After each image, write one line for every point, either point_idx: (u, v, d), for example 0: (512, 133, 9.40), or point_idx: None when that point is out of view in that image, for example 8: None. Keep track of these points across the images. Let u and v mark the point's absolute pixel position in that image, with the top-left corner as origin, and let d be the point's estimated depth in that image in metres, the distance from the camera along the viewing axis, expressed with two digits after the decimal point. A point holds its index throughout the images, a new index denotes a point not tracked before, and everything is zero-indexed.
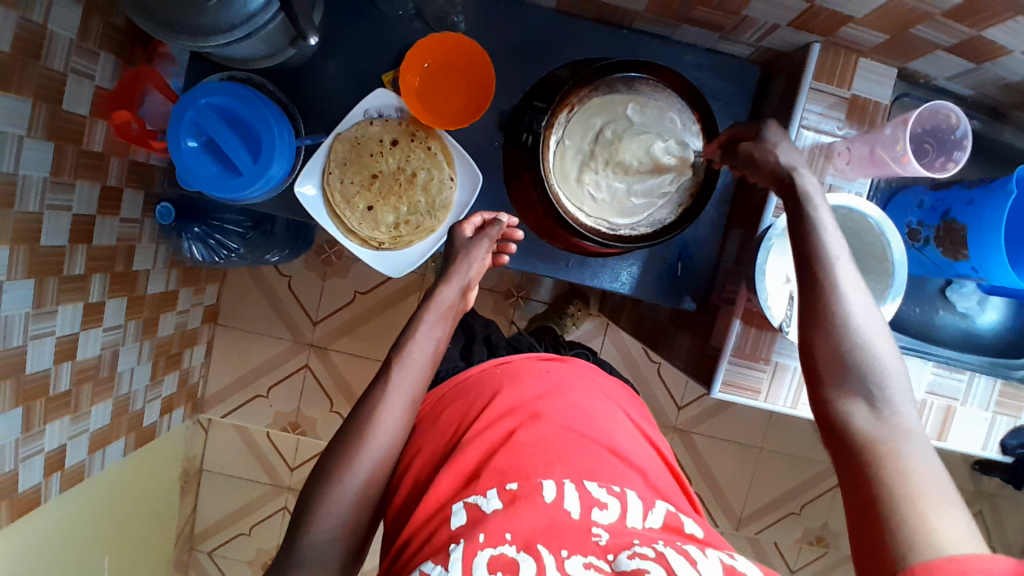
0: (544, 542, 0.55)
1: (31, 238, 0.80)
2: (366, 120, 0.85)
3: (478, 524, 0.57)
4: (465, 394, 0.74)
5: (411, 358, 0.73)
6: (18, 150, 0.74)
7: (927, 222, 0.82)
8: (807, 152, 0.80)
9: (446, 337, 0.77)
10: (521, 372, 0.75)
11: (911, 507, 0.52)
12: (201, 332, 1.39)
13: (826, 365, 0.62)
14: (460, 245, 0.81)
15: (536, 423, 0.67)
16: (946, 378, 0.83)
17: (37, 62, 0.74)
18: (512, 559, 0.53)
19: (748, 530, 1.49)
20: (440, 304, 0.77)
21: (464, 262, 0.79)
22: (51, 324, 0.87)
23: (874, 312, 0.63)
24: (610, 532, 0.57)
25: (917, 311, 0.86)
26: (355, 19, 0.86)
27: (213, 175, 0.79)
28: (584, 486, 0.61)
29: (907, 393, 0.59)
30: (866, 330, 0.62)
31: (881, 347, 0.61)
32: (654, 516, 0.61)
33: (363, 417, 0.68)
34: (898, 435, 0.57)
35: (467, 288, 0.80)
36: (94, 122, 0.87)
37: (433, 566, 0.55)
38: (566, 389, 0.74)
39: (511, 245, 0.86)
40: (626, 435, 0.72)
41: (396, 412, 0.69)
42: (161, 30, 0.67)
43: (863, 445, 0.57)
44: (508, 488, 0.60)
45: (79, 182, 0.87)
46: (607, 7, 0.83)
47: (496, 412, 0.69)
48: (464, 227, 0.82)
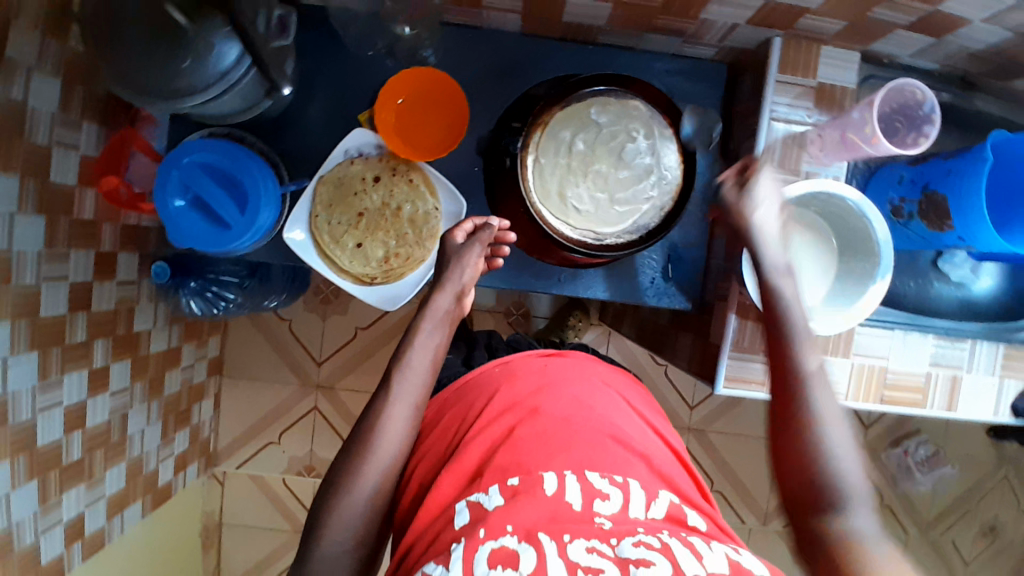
0: (545, 532, 0.56)
1: (31, 311, 0.81)
2: (348, 160, 0.87)
3: (480, 519, 0.58)
4: (467, 395, 0.74)
5: (411, 367, 0.73)
6: (10, 228, 0.76)
7: (909, 197, 0.82)
8: (781, 144, 0.81)
9: (445, 344, 0.77)
10: (519, 368, 0.75)
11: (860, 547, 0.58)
12: (208, 385, 1.40)
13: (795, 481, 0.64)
14: (451, 252, 0.80)
15: (535, 417, 0.67)
16: (947, 349, 0.83)
17: (21, 138, 0.76)
18: (514, 551, 0.54)
19: (777, 523, 1.47)
20: (437, 311, 0.77)
21: (457, 268, 0.79)
22: (58, 394, 0.88)
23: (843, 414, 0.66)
24: (613, 521, 0.58)
25: (913, 286, 0.86)
26: (329, 64, 0.89)
27: (203, 231, 0.80)
28: (585, 477, 0.61)
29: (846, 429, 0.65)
30: (832, 434, 0.64)
31: (848, 456, 0.63)
32: (657, 506, 0.61)
33: (367, 428, 0.69)
34: (865, 538, 0.59)
35: (463, 292, 0.80)
36: (84, 190, 0.89)
37: (436, 566, 0.55)
38: (563, 379, 0.74)
39: (505, 249, 0.85)
40: (629, 422, 0.72)
41: (401, 423, 0.70)
42: (139, 96, 0.69)
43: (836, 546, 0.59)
44: (510, 483, 0.60)
45: (74, 250, 0.88)
46: (571, 25, 0.85)
47: (493, 410, 0.69)
48: (456, 234, 0.81)
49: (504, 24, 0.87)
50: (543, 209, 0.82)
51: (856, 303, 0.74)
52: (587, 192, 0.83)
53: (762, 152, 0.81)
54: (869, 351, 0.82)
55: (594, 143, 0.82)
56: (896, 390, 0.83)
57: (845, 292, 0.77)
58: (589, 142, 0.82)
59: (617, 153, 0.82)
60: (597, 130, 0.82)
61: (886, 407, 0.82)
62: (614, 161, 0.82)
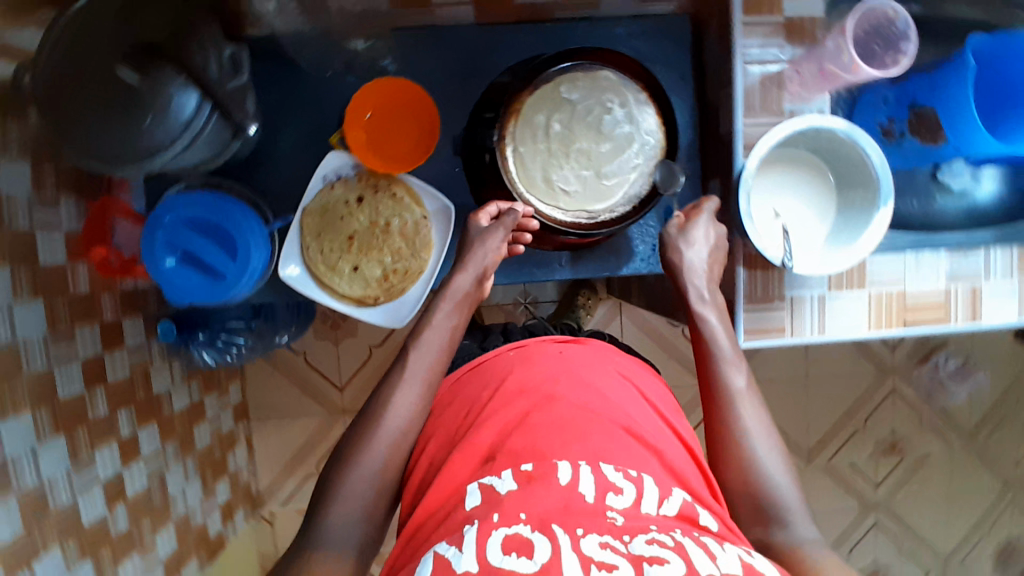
0: (559, 522, 0.53)
1: (50, 396, 0.82)
2: (327, 186, 0.85)
3: (494, 505, 0.56)
4: (482, 383, 0.74)
5: (426, 346, 0.76)
6: (11, 318, 0.76)
7: (898, 116, 0.81)
8: (759, 87, 0.79)
9: (462, 324, 0.80)
10: (534, 355, 0.75)
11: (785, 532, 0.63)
12: (237, 432, 1.40)
13: (743, 499, 0.67)
14: (475, 234, 0.82)
15: (551, 404, 0.67)
16: (963, 260, 0.82)
17: (2, 227, 0.76)
18: (527, 539, 0.52)
19: (823, 458, 1.44)
20: (456, 292, 0.80)
21: (479, 250, 0.81)
22: (93, 471, 0.88)
23: (772, 432, 0.71)
24: (626, 515, 0.55)
25: (916, 204, 0.84)
26: (290, 94, 0.87)
27: (199, 286, 0.80)
28: (600, 469, 0.59)
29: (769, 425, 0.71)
30: (763, 448, 0.68)
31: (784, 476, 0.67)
32: (670, 504, 0.59)
33: (382, 401, 0.71)
34: (807, 545, 0.62)
35: (484, 274, 0.82)
36: (75, 265, 0.88)
37: (448, 547, 0.53)
38: (581, 367, 0.73)
39: (526, 236, 0.85)
40: (644, 415, 0.70)
41: (411, 399, 0.72)
42: (111, 164, 0.67)
43: (785, 555, 0.62)
44: (524, 468, 0.60)
45: (78, 328, 0.88)
46: (525, 7, 0.83)
47: (506, 399, 0.69)
48: (481, 217, 0.83)
49: (456, 19, 0.85)
50: (531, 198, 0.82)
51: (860, 238, 0.73)
52: (572, 173, 0.81)
53: (742, 99, 0.79)
54: (883, 279, 0.81)
55: (570, 121, 0.81)
56: (918, 312, 0.81)
57: (848, 226, 0.75)
58: (565, 121, 0.81)
59: (595, 127, 0.81)
60: (570, 108, 0.81)
61: (911, 330, 0.81)
62: (594, 135, 0.81)
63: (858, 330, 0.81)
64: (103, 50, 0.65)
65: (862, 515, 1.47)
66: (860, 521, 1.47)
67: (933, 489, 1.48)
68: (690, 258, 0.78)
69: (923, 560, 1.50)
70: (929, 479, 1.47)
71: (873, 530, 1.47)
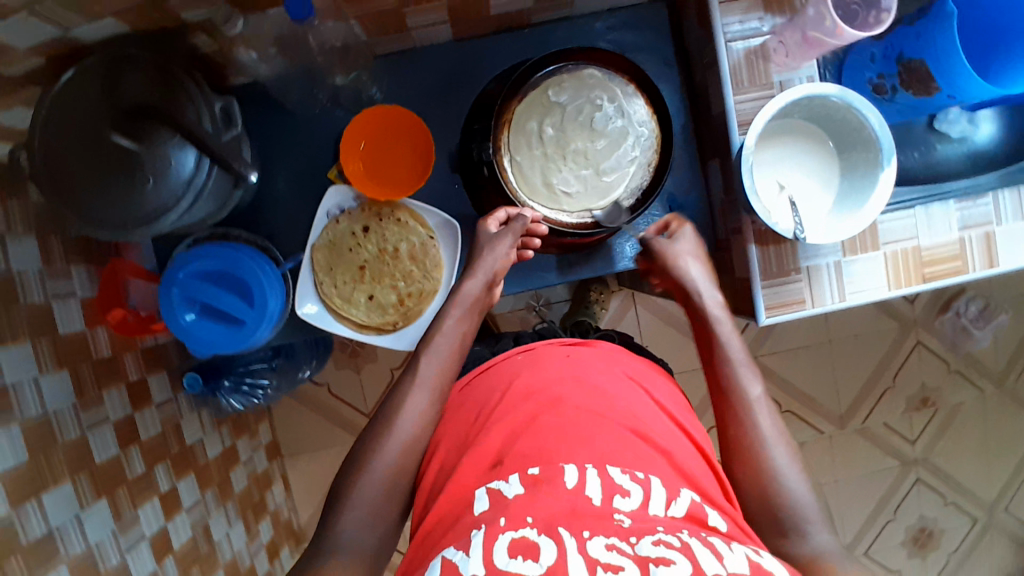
0: (565, 525, 0.54)
1: (86, 463, 0.82)
2: (332, 221, 0.86)
3: (501, 508, 0.57)
4: (489, 385, 0.74)
5: (437, 350, 0.76)
6: (38, 391, 0.77)
7: (887, 72, 0.81)
8: (745, 62, 0.78)
9: (472, 330, 0.80)
10: (542, 357, 0.75)
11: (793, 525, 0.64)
12: (273, 471, 1.41)
13: (757, 506, 0.66)
14: (483, 240, 0.82)
15: (557, 407, 0.67)
16: (972, 208, 0.81)
17: (19, 303, 0.76)
18: (534, 542, 0.52)
19: (857, 421, 1.44)
20: (466, 297, 0.79)
21: (488, 257, 0.81)
22: (138, 530, 0.89)
23: (790, 443, 0.70)
24: (634, 518, 0.56)
25: (916, 156, 0.84)
26: (282, 135, 0.88)
27: (221, 335, 0.80)
28: (607, 471, 0.60)
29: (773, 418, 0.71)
30: (781, 458, 0.68)
31: (793, 467, 0.68)
32: (677, 505, 0.58)
33: (392, 408, 0.71)
34: (824, 559, 0.61)
35: (493, 277, 0.81)
36: (95, 330, 0.89)
37: (456, 551, 0.54)
38: (589, 370, 0.73)
39: (535, 241, 0.83)
40: (653, 415, 0.70)
41: (421, 407, 0.71)
42: (119, 232, 0.68)
43: (801, 567, 0.61)
44: (530, 472, 0.60)
45: (106, 391, 0.89)
46: (500, 16, 0.84)
47: (511, 401, 0.69)
48: (489, 223, 0.82)
49: (435, 38, 0.85)
50: (533, 205, 0.82)
51: (868, 200, 0.73)
52: (572, 173, 0.81)
53: (730, 77, 0.78)
54: (896, 236, 0.81)
55: (561, 123, 0.81)
56: (935, 265, 0.81)
57: (854, 188, 0.75)
58: (556, 124, 0.81)
59: (588, 125, 0.81)
60: (559, 110, 0.81)
61: (931, 285, 0.81)
62: (588, 133, 0.81)
63: (879, 291, 0.81)
64: (96, 124, 0.66)
65: (904, 472, 1.46)
66: (902, 478, 1.46)
67: (970, 437, 1.47)
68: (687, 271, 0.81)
69: (969, 509, 1.49)
70: (965, 427, 1.47)
71: (916, 486, 1.47)
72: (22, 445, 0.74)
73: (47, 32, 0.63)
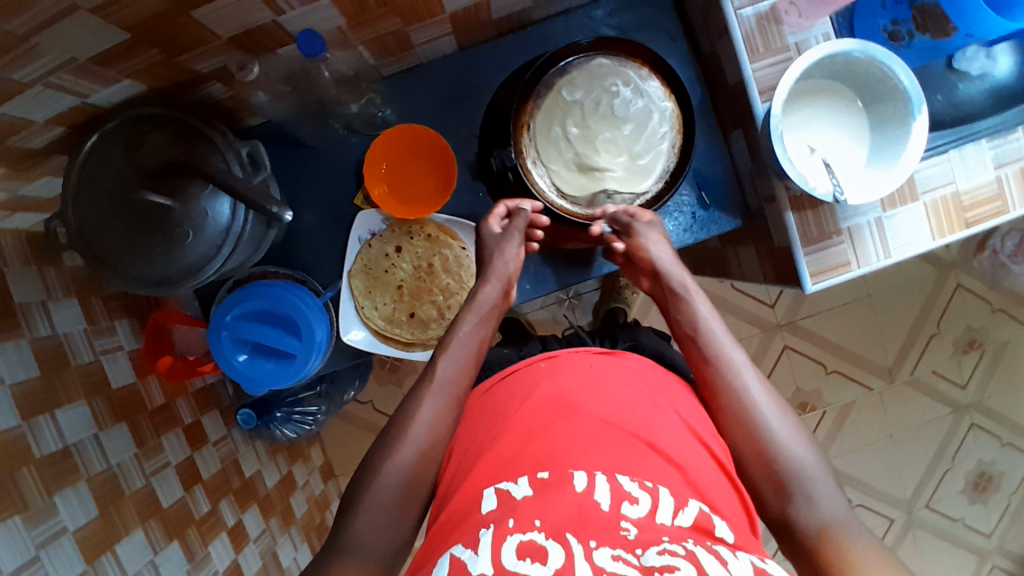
0: (573, 531, 0.54)
1: (155, 508, 0.84)
2: (364, 245, 0.87)
3: (510, 509, 0.57)
4: (511, 391, 0.72)
5: (453, 349, 0.76)
6: (100, 446, 0.79)
7: (900, 18, 0.78)
8: (757, 29, 0.77)
9: (489, 336, 0.80)
10: (564, 366, 0.72)
11: (800, 497, 0.64)
12: (330, 492, 1.42)
13: (760, 471, 0.66)
14: (491, 241, 0.83)
15: (572, 417, 0.65)
16: (1004, 146, 0.79)
17: (70, 365, 0.78)
18: (542, 545, 0.52)
19: (905, 372, 1.43)
20: (482, 303, 0.80)
21: (499, 260, 0.82)
22: (211, 565, 0.91)
23: (781, 403, 0.71)
24: (639, 526, 0.55)
25: (939, 99, 0.80)
26: (302, 168, 0.89)
27: (275, 371, 0.81)
28: (616, 478, 0.59)
29: (772, 395, 0.71)
30: (775, 422, 0.68)
31: (796, 440, 0.67)
32: (685, 514, 0.57)
33: (405, 414, 0.70)
34: (835, 526, 0.61)
35: (509, 282, 0.82)
36: (146, 381, 0.91)
37: (464, 549, 0.54)
38: (605, 381, 0.70)
39: (538, 233, 0.86)
40: (670, 424, 0.67)
41: (437, 415, 0.71)
42: (164, 288, 0.70)
43: (811, 534, 0.62)
44: (540, 475, 0.59)
45: (165, 437, 0.91)
46: (501, 19, 0.83)
47: (533, 407, 0.67)
48: (492, 223, 0.84)
49: (438, 50, 0.85)
50: (604, 201, 0.84)
51: (905, 152, 0.71)
52: (596, 166, 0.81)
53: (743, 47, 0.77)
54: (933, 184, 0.79)
55: (579, 117, 0.80)
56: (976, 209, 0.79)
57: (887, 141, 0.73)
58: (574, 119, 0.80)
59: (610, 114, 0.80)
60: (574, 104, 0.80)
61: (974, 230, 0.79)
62: (613, 121, 0.80)
63: (922, 242, 0.79)
64: (127, 185, 0.67)
65: (958, 418, 1.45)
66: (957, 425, 1.45)
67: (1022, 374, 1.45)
68: (657, 254, 0.82)
69: None
70: (1015, 365, 1.44)
71: (972, 431, 1.45)
72: (91, 500, 0.75)
73: (65, 103, 0.63)
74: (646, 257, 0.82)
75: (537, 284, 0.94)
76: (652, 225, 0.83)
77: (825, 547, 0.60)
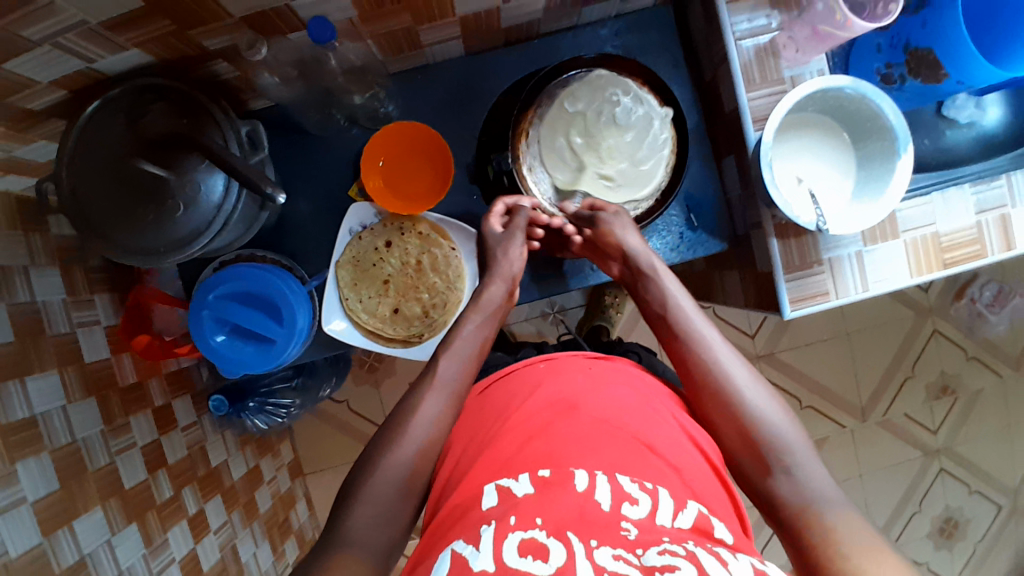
0: (574, 530, 0.54)
1: (117, 487, 0.83)
2: (355, 237, 0.88)
3: (510, 506, 0.56)
4: (510, 391, 0.72)
5: (456, 349, 0.77)
6: (67, 419, 0.78)
7: (894, 61, 0.81)
8: (756, 60, 0.79)
9: (492, 338, 0.80)
10: (562, 368, 0.73)
11: (781, 471, 0.65)
12: (296, 490, 1.40)
13: (741, 449, 0.68)
14: (494, 242, 0.83)
15: (572, 415, 0.65)
16: (987, 192, 0.82)
17: (45, 334, 0.77)
18: (543, 543, 0.52)
19: (878, 413, 1.44)
20: (488, 304, 0.81)
21: (505, 261, 0.83)
22: (168, 552, 0.88)
23: (759, 379, 0.72)
24: (640, 527, 0.55)
25: (927, 143, 0.84)
26: (300, 157, 0.90)
27: (252, 354, 0.81)
28: (616, 479, 0.58)
29: (749, 373, 0.72)
30: (753, 397, 0.70)
31: (775, 412, 0.69)
32: (685, 515, 0.57)
33: (403, 413, 0.71)
34: (815, 498, 0.62)
35: (513, 282, 0.83)
36: (120, 358, 0.90)
37: (465, 546, 0.54)
38: (604, 385, 0.70)
39: (539, 231, 0.86)
40: (668, 429, 0.67)
41: (434, 412, 0.71)
42: (153, 258, 0.69)
43: (795, 510, 0.62)
44: (541, 474, 0.59)
45: (133, 417, 0.89)
46: (509, 29, 0.85)
47: (532, 406, 0.68)
48: (493, 222, 0.84)
49: (446, 53, 0.87)
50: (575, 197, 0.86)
51: (888, 188, 0.74)
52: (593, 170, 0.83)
53: (741, 75, 0.79)
54: (915, 224, 0.81)
55: (578, 122, 0.82)
56: (955, 251, 0.82)
57: (872, 176, 0.76)
58: (574, 123, 0.82)
59: (612, 123, 0.81)
60: (573, 108, 0.82)
61: (950, 271, 0.82)
62: (615, 129, 0.82)
63: (901, 279, 0.81)
64: (125, 155, 0.67)
65: (927, 462, 1.46)
66: (926, 469, 1.46)
67: (992, 423, 1.47)
68: (625, 240, 0.81)
69: (993, 497, 1.49)
70: (986, 414, 1.47)
71: (941, 476, 1.47)
72: (53, 472, 0.74)
73: (71, 66, 0.64)
74: (614, 243, 0.81)
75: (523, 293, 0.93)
76: (623, 220, 0.82)
77: (807, 522, 0.61)
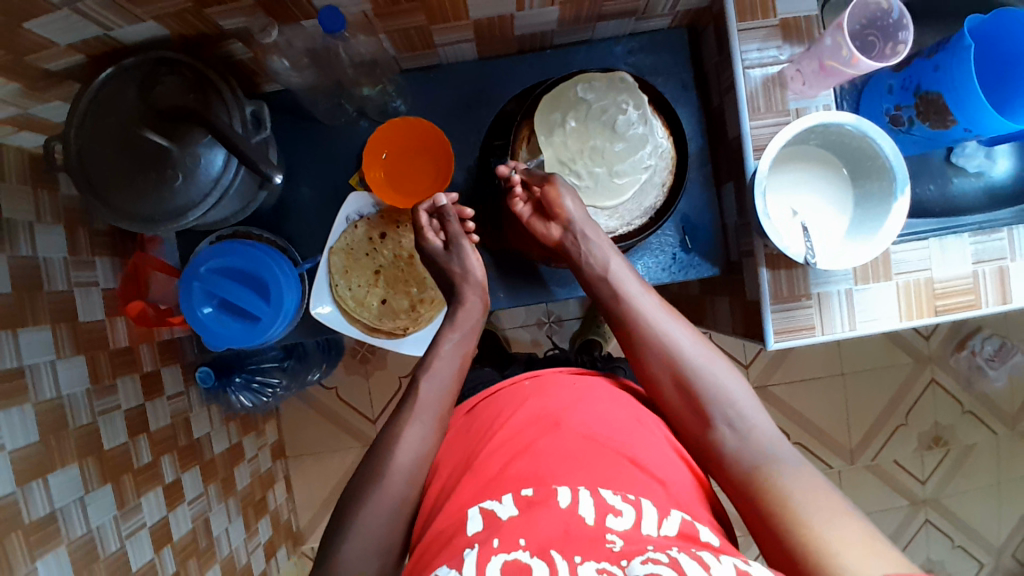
0: (558, 548, 0.53)
1: (95, 447, 0.84)
2: (351, 225, 0.89)
3: (495, 529, 0.56)
4: (495, 411, 0.72)
5: (437, 370, 0.76)
6: (54, 375, 0.79)
7: (904, 103, 0.80)
8: (762, 90, 0.80)
9: (473, 352, 0.81)
10: (549, 385, 0.73)
11: (730, 428, 0.67)
12: (277, 471, 1.41)
13: (690, 412, 0.70)
14: (441, 260, 0.84)
15: (556, 431, 0.66)
16: (987, 242, 0.81)
17: (42, 290, 0.79)
18: (526, 563, 0.51)
19: (866, 458, 1.42)
20: (465, 320, 0.81)
21: (461, 262, 0.83)
22: (139, 517, 0.89)
23: (699, 336, 0.74)
24: (625, 538, 0.54)
25: (933, 189, 0.83)
26: (308, 143, 0.92)
27: (237, 330, 0.82)
28: (599, 492, 0.58)
29: (689, 335, 0.73)
30: (693, 353, 0.72)
31: (716, 368, 0.71)
32: (669, 523, 0.57)
33: (388, 440, 0.70)
34: (765, 454, 0.65)
35: (484, 291, 0.84)
36: (114, 321, 0.91)
37: (448, 570, 0.53)
38: (591, 400, 0.70)
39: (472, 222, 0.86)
40: (653, 443, 0.67)
41: (418, 439, 0.70)
42: (146, 226, 0.71)
43: (752, 469, 0.64)
44: (524, 493, 0.59)
45: (120, 379, 0.91)
46: (523, 37, 0.86)
47: (517, 422, 0.68)
48: (432, 240, 0.84)
49: (460, 55, 0.88)
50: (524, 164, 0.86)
51: (885, 223, 0.73)
52: (584, 166, 0.83)
53: (746, 102, 0.79)
54: (909, 267, 0.81)
55: (581, 116, 0.82)
56: (949, 298, 0.81)
57: (867, 217, 0.76)
58: (577, 116, 0.82)
59: (611, 127, 0.81)
60: (582, 102, 0.82)
61: (942, 317, 0.81)
62: (609, 135, 0.81)
63: (890, 321, 0.81)
64: (133, 122, 0.69)
65: (913, 512, 1.43)
66: (910, 519, 1.43)
67: (982, 479, 1.44)
68: (568, 206, 0.80)
69: (978, 554, 1.46)
70: (977, 469, 1.44)
71: (926, 527, 1.44)
72: (33, 425, 0.75)
73: (89, 32, 0.66)
74: (559, 207, 0.80)
75: (512, 297, 0.93)
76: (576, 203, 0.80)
77: (763, 479, 0.62)
